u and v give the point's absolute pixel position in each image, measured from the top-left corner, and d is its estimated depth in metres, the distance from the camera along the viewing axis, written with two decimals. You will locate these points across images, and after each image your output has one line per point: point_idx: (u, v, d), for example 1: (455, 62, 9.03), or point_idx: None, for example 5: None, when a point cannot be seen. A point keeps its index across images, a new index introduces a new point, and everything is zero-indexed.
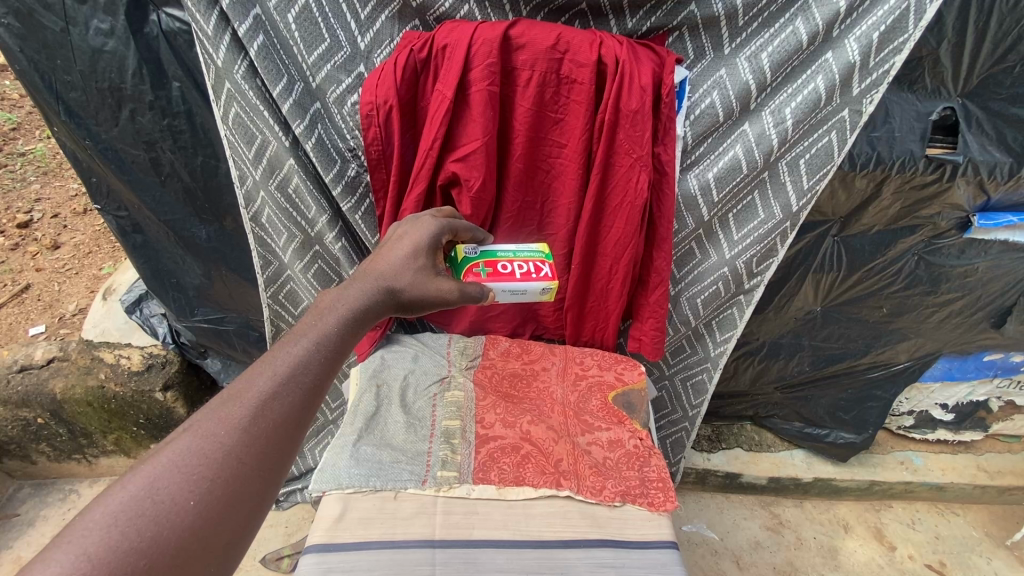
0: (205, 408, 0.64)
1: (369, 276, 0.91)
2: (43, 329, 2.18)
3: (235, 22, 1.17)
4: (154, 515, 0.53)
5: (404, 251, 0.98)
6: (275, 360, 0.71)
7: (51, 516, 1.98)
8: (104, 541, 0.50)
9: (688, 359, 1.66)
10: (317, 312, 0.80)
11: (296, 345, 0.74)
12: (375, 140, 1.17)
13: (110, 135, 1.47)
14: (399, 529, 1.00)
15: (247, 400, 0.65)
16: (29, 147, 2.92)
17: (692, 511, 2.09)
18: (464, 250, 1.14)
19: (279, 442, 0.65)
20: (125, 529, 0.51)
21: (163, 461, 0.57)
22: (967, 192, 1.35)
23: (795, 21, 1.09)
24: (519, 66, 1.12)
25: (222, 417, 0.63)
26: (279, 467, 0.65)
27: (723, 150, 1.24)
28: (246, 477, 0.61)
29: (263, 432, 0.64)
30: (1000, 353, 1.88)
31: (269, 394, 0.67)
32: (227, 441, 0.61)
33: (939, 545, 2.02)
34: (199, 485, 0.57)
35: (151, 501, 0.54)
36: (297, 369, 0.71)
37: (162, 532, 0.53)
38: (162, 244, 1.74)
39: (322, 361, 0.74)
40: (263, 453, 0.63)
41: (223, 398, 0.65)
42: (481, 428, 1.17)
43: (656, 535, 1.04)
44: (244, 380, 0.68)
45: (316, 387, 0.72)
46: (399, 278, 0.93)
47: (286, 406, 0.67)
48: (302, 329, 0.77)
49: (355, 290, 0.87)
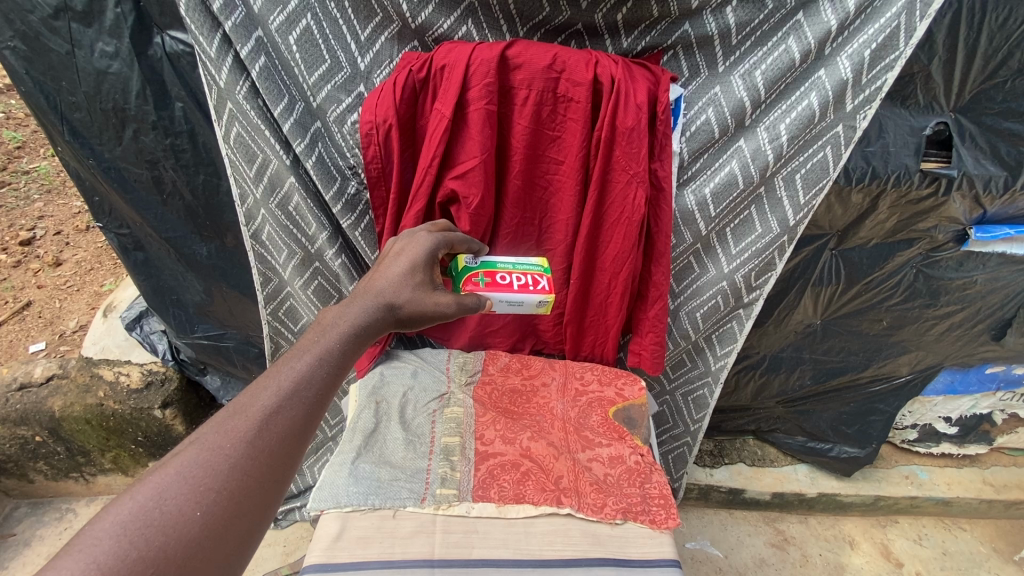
0: (211, 421, 0.64)
1: (369, 291, 0.91)
2: (43, 346, 2.18)
3: (237, 44, 1.19)
4: (162, 526, 0.53)
5: (402, 266, 0.98)
6: (279, 375, 0.71)
7: (46, 536, 1.96)
8: (114, 550, 0.50)
9: (689, 373, 1.66)
10: (320, 329, 0.80)
11: (301, 360, 0.74)
12: (374, 159, 1.19)
13: (114, 154, 1.49)
14: (398, 548, 0.99)
15: (253, 413, 0.65)
16: (32, 165, 2.94)
17: (695, 527, 2.07)
18: (463, 260, 1.16)
19: (284, 455, 0.65)
20: (134, 538, 0.51)
21: (170, 473, 0.57)
22: (962, 206, 1.35)
23: (787, 40, 1.11)
24: (516, 86, 1.14)
25: (227, 430, 0.63)
26: (282, 479, 0.64)
27: (719, 166, 1.25)
28: (251, 489, 0.61)
29: (267, 445, 0.64)
30: (1002, 366, 1.87)
31: (274, 407, 0.67)
32: (233, 455, 0.61)
33: (947, 561, 1.99)
34: (206, 496, 0.57)
35: (159, 512, 0.54)
36: (300, 384, 0.71)
37: (169, 543, 0.53)
38: (162, 261, 1.75)
39: (326, 376, 0.74)
40: (268, 467, 0.63)
41: (229, 411, 0.65)
42: (481, 445, 1.17)
43: (658, 554, 1.03)
44: (250, 394, 0.67)
45: (320, 402, 0.71)
46: (399, 294, 0.93)
47: (291, 420, 0.67)
48: (306, 345, 0.77)
49: (357, 307, 0.87)
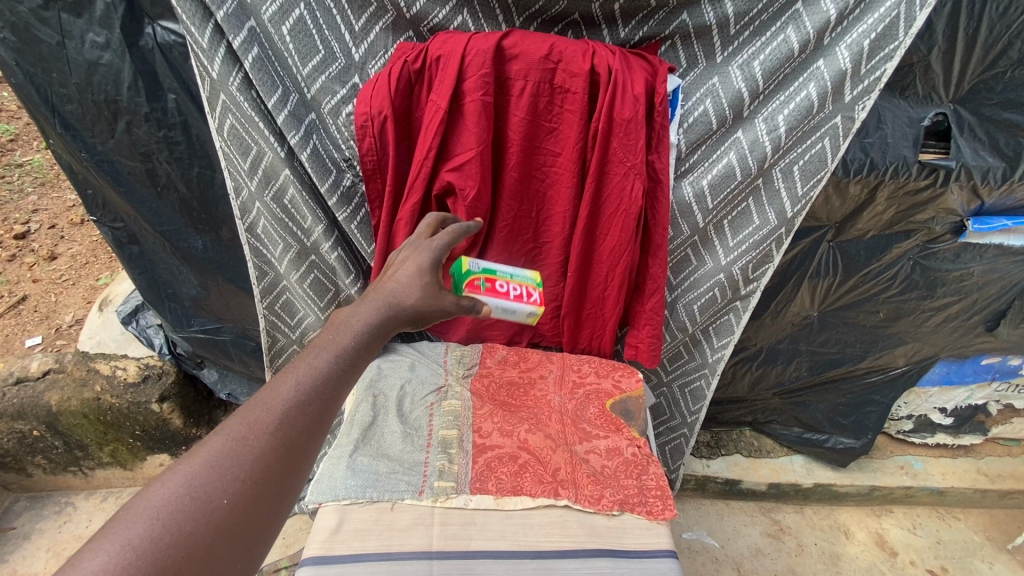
0: (234, 413, 0.63)
1: (380, 291, 0.90)
2: (39, 341, 2.17)
3: (229, 34, 1.17)
4: (192, 512, 0.54)
5: (409, 270, 0.93)
6: (297, 370, 0.71)
7: (45, 530, 1.95)
8: (148, 533, 0.50)
9: (686, 365, 1.66)
10: (335, 328, 0.80)
11: (318, 357, 0.73)
12: (369, 151, 1.18)
13: (107, 147, 1.48)
14: (396, 540, 0.99)
15: (275, 406, 0.65)
16: (26, 158, 2.92)
17: (692, 518, 2.08)
18: (467, 263, 1.14)
19: (303, 448, 0.65)
20: (166, 523, 0.52)
21: (198, 461, 0.57)
22: (960, 197, 1.35)
23: (786, 29, 1.10)
24: (513, 76, 1.13)
25: (251, 421, 0.63)
26: (303, 472, 0.64)
27: (717, 157, 1.24)
28: (274, 480, 0.61)
29: (289, 437, 0.64)
30: (998, 357, 1.88)
31: (295, 401, 0.67)
32: (257, 445, 0.61)
33: (941, 550, 2.01)
34: (231, 484, 0.57)
35: (189, 498, 0.54)
36: (318, 380, 0.71)
37: (197, 528, 0.53)
38: (157, 254, 1.74)
39: (341, 373, 0.74)
40: (289, 458, 0.63)
41: (251, 403, 0.65)
42: (478, 438, 1.17)
43: (655, 545, 1.03)
44: (270, 388, 0.67)
45: (336, 399, 0.71)
46: (408, 295, 0.90)
47: (310, 414, 0.67)
48: (322, 343, 0.77)
49: (369, 308, 0.86)
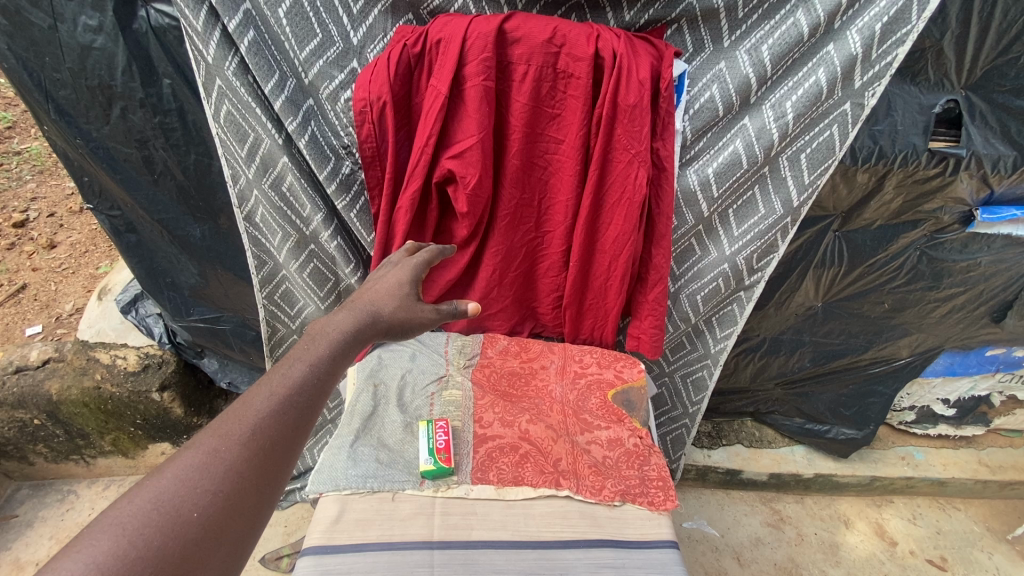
0: (206, 426, 0.62)
1: (357, 303, 0.91)
2: (39, 329, 2.16)
3: (224, 16, 1.14)
4: (160, 526, 0.52)
5: (388, 283, 0.96)
6: (271, 381, 0.70)
7: (48, 518, 1.96)
8: (113, 550, 0.48)
9: (688, 356, 1.65)
10: (311, 337, 0.79)
11: (292, 367, 0.72)
12: (369, 137, 1.16)
13: (102, 133, 1.46)
14: (397, 530, 0.99)
15: (248, 417, 0.64)
16: (24, 146, 2.90)
17: (692, 508, 2.08)
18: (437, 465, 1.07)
19: (276, 457, 0.63)
20: (133, 539, 0.50)
21: (167, 476, 0.56)
22: (969, 186, 1.32)
23: (796, 13, 1.07)
24: (515, 61, 1.10)
25: (222, 432, 0.61)
26: (278, 481, 0.63)
27: (723, 145, 1.22)
28: (248, 490, 0.59)
29: (262, 446, 0.62)
30: (1002, 349, 1.86)
31: (268, 411, 0.65)
32: (229, 457, 0.60)
33: (940, 540, 2.01)
34: (203, 498, 0.56)
35: (156, 513, 0.53)
36: (292, 389, 0.70)
37: (167, 543, 0.51)
38: (155, 243, 1.72)
39: (317, 381, 0.73)
40: (263, 467, 0.61)
41: (223, 416, 0.63)
42: (479, 428, 1.16)
43: (656, 535, 1.03)
44: (243, 401, 0.66)
45: (311, 407, 0.70)
46: (386, 305, 0.91)
47: (284, 425, 0.66)
48: (297, 353, 0.75)
49: (346, 316, 0.86)
